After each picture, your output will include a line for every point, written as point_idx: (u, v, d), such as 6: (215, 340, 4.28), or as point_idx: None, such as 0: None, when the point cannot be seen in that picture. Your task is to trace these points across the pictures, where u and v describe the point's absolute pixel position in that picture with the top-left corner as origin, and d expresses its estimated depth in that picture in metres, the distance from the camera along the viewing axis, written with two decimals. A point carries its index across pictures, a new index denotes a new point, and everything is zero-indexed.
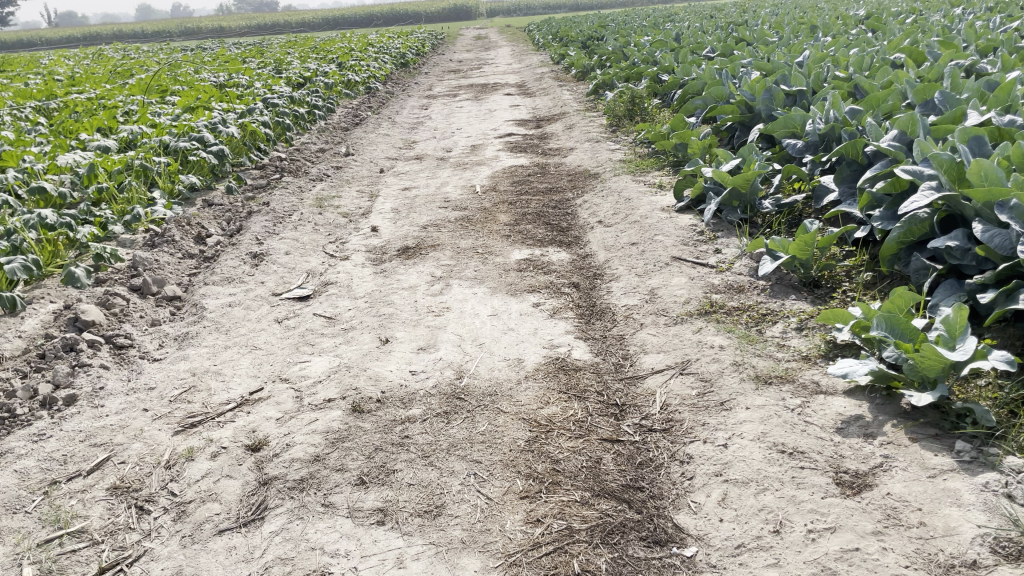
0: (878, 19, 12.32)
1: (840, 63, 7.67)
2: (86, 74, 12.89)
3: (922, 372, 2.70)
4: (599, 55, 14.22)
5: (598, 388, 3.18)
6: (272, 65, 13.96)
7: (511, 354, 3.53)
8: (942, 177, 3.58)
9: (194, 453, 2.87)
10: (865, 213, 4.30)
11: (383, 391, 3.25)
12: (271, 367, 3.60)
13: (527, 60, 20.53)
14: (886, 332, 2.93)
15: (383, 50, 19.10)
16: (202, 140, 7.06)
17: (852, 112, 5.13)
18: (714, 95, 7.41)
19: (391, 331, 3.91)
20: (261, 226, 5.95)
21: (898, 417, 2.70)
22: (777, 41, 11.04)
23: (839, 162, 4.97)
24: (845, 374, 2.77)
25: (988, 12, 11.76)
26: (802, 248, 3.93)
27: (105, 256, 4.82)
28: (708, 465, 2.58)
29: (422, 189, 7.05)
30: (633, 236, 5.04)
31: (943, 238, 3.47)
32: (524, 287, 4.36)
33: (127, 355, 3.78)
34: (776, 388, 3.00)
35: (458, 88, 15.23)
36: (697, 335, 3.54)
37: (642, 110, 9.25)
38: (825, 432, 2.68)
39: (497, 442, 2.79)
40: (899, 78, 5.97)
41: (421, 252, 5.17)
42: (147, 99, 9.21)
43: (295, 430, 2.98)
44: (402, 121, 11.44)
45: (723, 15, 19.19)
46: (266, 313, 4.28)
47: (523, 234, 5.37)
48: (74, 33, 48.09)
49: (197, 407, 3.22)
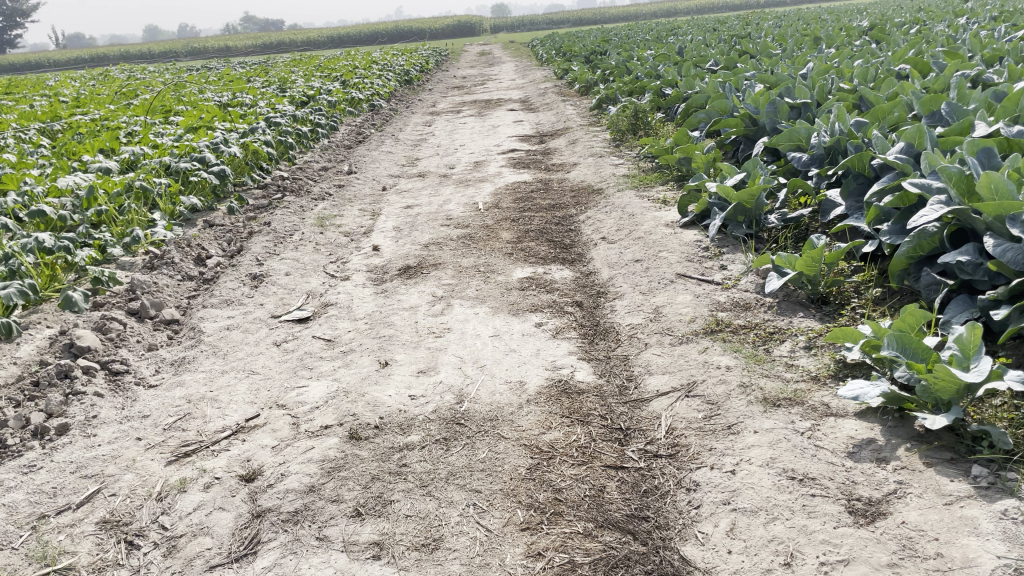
0: (882, 31, 12.27)
1: (844, 75, 7.60)
2: (90, 96, 12.90)
3: (935, 394, 2.62)
4: (602, 70, 14.20)
5: (601, 412, 3.09)
6: (276, 84, 13.98)
7: (513, 376, 3.45)
8: (951, 190, 3.51)
9: (187, 484, 2.80)
10: (873, 227, 4.22)
11: (382, 416, 3.17)
12: (268, 393, 3.52)
13: (532, 75, 20.54)
14: (897, 351, 2.84)
15: (387, 68, 19.16)
16: (204, 160, 7.04)
17: (858, 124, 5.05)
18: (717, 108, 7.34)
19: (391, 353, 3.84)
20: (261, 247, 5.90)
21: (912, 440, 2.61)
22: (780, 53, 10.99)
23: (845, 175, 4.89)
24: (856, 397, 2.69)
25: (992, 22, 11.66)
26: (809, 265, 3.85)
27: (103, 280, 4.78)
28: (716, 492, 2.49)
29: (425, 207, 6.99)
30: (637, 253, 4.96)
31: (954, 253, 3.39)
32: (526, 306, 4.29)
33: (122, 382, 3.72)
34: (785, 410, 2.91)
35: (462, 104, 15.24)
36: (703, 355, 3.46)
37: (646, 124, 9.19)
38: (836, 456, 2.59)
39: (497, 470, 2.71)
40: (904, 89, 5.90)
41: (423, 271, 5.11)
42: (150, 120, 9.21)
43: (290, 459, 2.90)
44: (406, 138, 11.42)
45: (726, 28, 19.20)
46: (264, 336, 4.22)
47: (526, 252, 5.30)
48: (82, 55, 48.49)
49: (192, 436, 3.15)
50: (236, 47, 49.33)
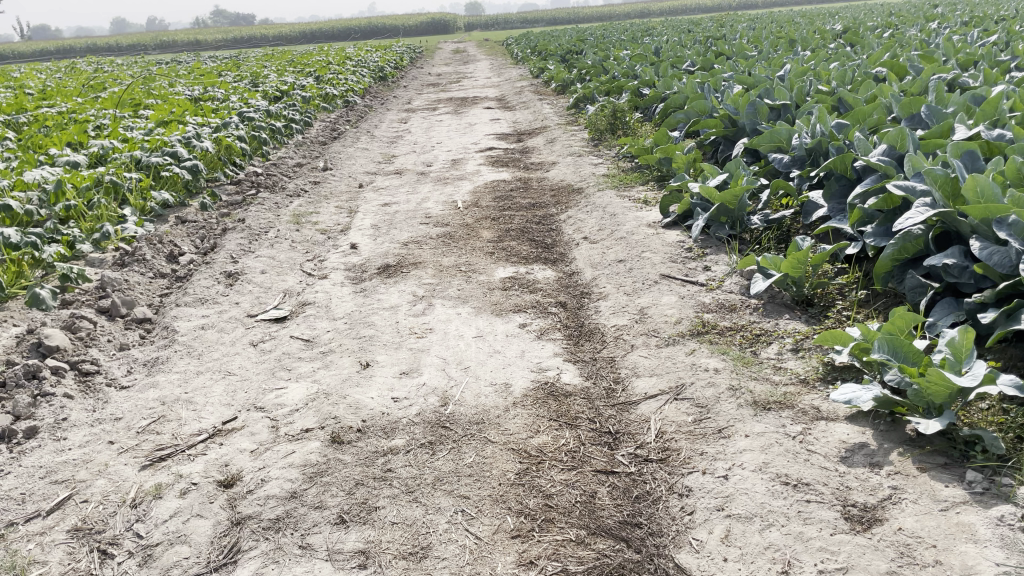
0: (856, 33, 12.35)
1: (822, 77, 7.62)
2: (57, 88, 12.60)
3: (928, 398, 2.59)
4: (578, 69, 14.18)
5: (590, 415, 3.04)
6: (248, 78, 13.77)
7: (498, 378, 3.39)
8: (936, 193, 3.48)
9: (163, 490, 2.69)
10: (857, 229, 4.21)
11: (364, 420, 3.09)
12: (245, 395, 3.42)
13: (507, 73, 20.47)
14: (888, 354, 2.82)
15: (362, 64, 19.00)
16: (176, 155, 6.88)
17: (840, 126, 5.05)
18: (697, 108, 7.33)
19: (372, 354, 3.75)
20: (236, 244, 5.78)
21: (905, 444, 2.58)
22: (756, 54, 11.04)
23: (827, 177, 4.88)
24: (848, 401, 2.66)
25: (963, 27, 11.80)
26: (794, 266, 3.83)
27: (72, 276, 4.63)
28: (709, 498, 2.45)
29: (403, 205, 6.90)
30: (620, 253, 4.92)
31: (940, 256, 3.37)
32: (509, 306, 4.23)
33: (93, 383, 3.60)
34: (775, 413, 2.88)
35: (437, 102, 15.13)
36: (691, 357, 3.42)
37: (624, 124, 9.17)
38: (829, 461, 2.56)
39: (486, 476, 2.64)
40: (883, 92, 5.92)
41: (402, 270, 5.02)
42: (120, 113, 9.01)
43: (270, 464, 2.81)
44: (381, 135, 11.31)
45: (699, 29, 19.29)
46: (241, 336, 4.12)
47: (507, 251, 5.24)
48: (47, 47, 47.52)
49: (167, 439, 3.05)
50: (206, 40, 48.60)
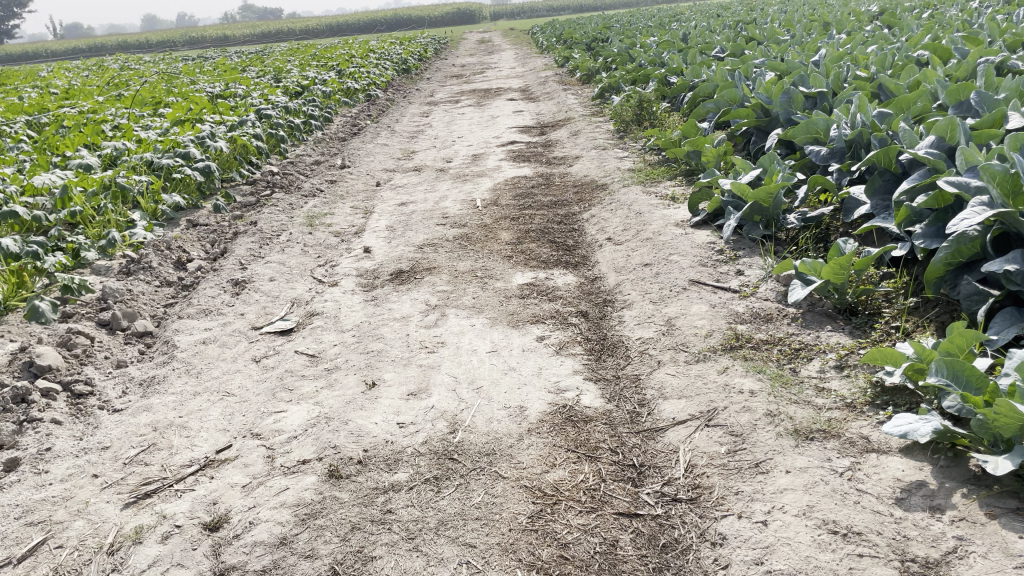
0: (893, 14, 11.82)
1: (860, 62, 7.20)
2: (80, 87, 12.48)
3: (995, 431, 2.27)
4: (604, 58, 13.81)
5: (612, 445, 2.76)
6: (271, 74, 13.60)
7: (512, 401, 3.11)
8: (994, 190, 3.12)
9: (144, 534, 2.47)
10: (903, 229, 3.86)
11: (366, 449, 2.84)
12: (243, 419, 3.19)
13: (531, 63, 20.14)
14: (947, 379, 2.50)
15: (385, 56, 18.78)
16: (188, 156, 6.68)
17: (881, 115, 4.68)
18: (727, 98, 6.97)
19: (379, 372, 3.50)
20: (245, 248, 5.56)
21: (970, 484, 2.27)
22: (789, 39, 10.59)
23: (870, 172, 4.51)
24: (903, 434, 2.35)
25: (1007, 5, 11.24)
26: (836, 272, 3.52)
27: (73, 288, 4.36)
28: (746, 549, 2.17)
29: (420, 204, 6.65)
30: (646, 256, 4.63)
31: (1000, 261, 3.02)
32: (527, 317, 3.95)
33: (85, 406, 3.40)
34: (820, 445, 2.58)
35: (461, 95, 14.84)
36: (723, 376, 3.12)
37: (651, 115, 8.83)
38: (883, 504, 2.26)
39: (495, 520, 2.38)
40: (927, 77, 5.51)
41: (416, 276, 4.77)
42: (137, 112, 8.86)
43: (261, 502, 2.58)
44: (402, 130, 11.08)
45: (727, 15, 18.77)
46: (243, 352, 3.90)
47: (527, 255, 4.96)
48: (80, 44, 47.89)
49: (155, 471, 2.83)
50: (232, 35, 48.56)
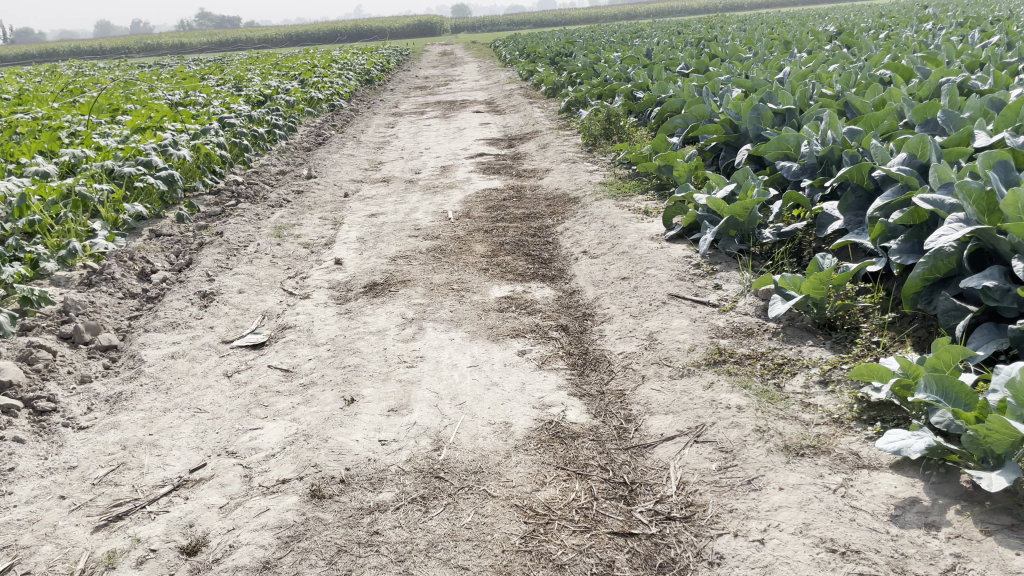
0: (851, 34, 12.08)
1: (824, 80, 7.32)
2: (34, 93, 12.12)
3: (986, 446, 2.27)
4: (569, 72, 13.88)
5: (601, 462, 2.72)
6: (232, 82, 13.40)
7: (497, 417, 3.05)
8: (969, 208, 3.17)
9: (117, 559, 2.36)
10: (879, 244, 3.90)
11: (348, 468, 2.76)
12: (217, 437, 3.09)
13: (495, 76, 20.16)
14: (937, 396, 2.50)
15: (348, 67, 18.64)
16: (150, 164, 6.50)
17: (852, 132, 4.74)
18: (695, 113, 7.03)
19: (357, 388, 3.41)
20: (212, 260, 5.43)
21: (963, 501, 2.27)
22: (751, 56, 10.76)
23: (842, 188, 4.56)
24: (897, 450, 2.35)
25: (960, 28, 11.57)
26: (816, 287, 3.53)
27: (32, 299, 4.26)
28: (745, 568, 2.14)
29: (390, 215, 6.57)
30: (622, 270, 4.61)
31: (978, 277, 3.04)
32: (506, 330, 3.90)
33: (48, 423, 3.26)
34: (811, 461, 2.57)
35: (425, 106, 14.79)
36: (709, 391, 3.10)
37: (619, 129, 8.86)
38: (879, 521, 2.24)
39: (487, 541, 2.31)
40: (893, 95, 5.60)
41: (390, 288, 4.69)
42: (95, 120, 8.62)
43: (241, 524, 2.48)
44: (368, 140, 10.99)
45: (688, 32, 19.01)
46: (214, 366, 3.78)
47: (503, 268, 4.91)
48: (30, 49, 46.70)
49: (126, 492, 2.71)
50: (189, 43, 47.88)
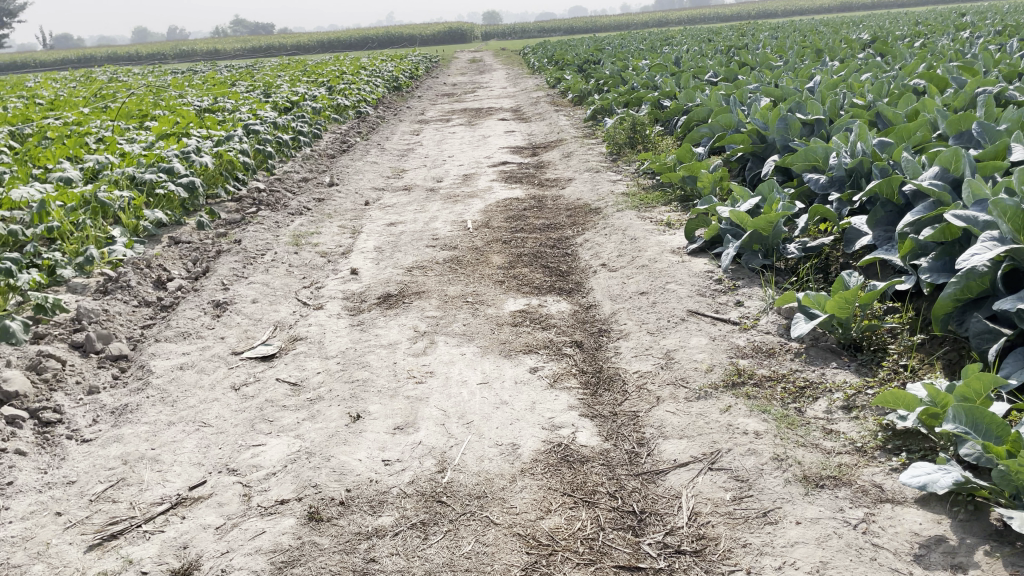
0: (884, 43, 11.86)
1: (855, 90, 7.14)
2: (66, 98, 12.26)
3: (1019, 482, 2.12)
4: (596, 80, 13.76)
5: (609, 489, 2.61)
6: (260, 88, 13.47)
7: (504, 438, 2.96)
8: (1004, 226, 2.99)
9: None
10: (908, 262, 3.74)
11: (349, 489, 2.68)
12: (219, 453, 3.02)
13: (523, 84, 20.11)
14: (967, 427, 2.36)
15: (376, 74, 18.68)
16: (172, 170, 6.49)
17: (882, 144, 4.58)
18: (722, 122, 6.89)
19: (364, 404, 3.33)
20: (228, 268, 5.39)
21: (992, 541, 2.13)
22: (781, 64, 10.57)
23: (871, 202, 4.41)
24: (922, 486, 2.21)
25: (998, 36, 11.30)
26: (841, 306, 3.39)
27: (47, 307, 4.21)
28: None
29: (409, 224, 6.51)
30: (642, 284, 4.50)
31: (1013, 299, 2.88)
32: (519, 346, 3.80)
33: (52, 436, 3.22)
34: (831, 493, 2.44)
35: (452, 113, 14.75)
36: (726, 415, 2.97)
37: (644, 138, 8.74)
38: (901, 562, 2.11)
39: (486, 572, 2.22)
40: (925, 106, 5.42)
41: (404, 300, 4.61)
42: (122, 126, 8.68)
43: (235, 547, 2.41)
44: (392, 147, 10.96)
45: (718, 39, 18.81)
46: (222, 378, 3.72)
47: (519, 280, 4.82)
48: (69, 56, 47.57)
49: (123, 510, 2.65)
50: (223, 49, 48.47)
